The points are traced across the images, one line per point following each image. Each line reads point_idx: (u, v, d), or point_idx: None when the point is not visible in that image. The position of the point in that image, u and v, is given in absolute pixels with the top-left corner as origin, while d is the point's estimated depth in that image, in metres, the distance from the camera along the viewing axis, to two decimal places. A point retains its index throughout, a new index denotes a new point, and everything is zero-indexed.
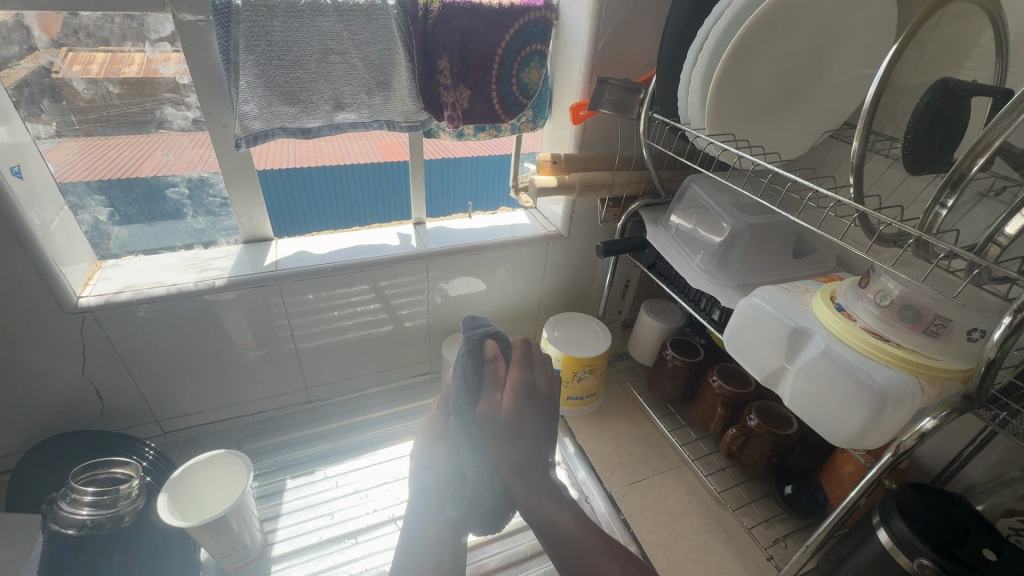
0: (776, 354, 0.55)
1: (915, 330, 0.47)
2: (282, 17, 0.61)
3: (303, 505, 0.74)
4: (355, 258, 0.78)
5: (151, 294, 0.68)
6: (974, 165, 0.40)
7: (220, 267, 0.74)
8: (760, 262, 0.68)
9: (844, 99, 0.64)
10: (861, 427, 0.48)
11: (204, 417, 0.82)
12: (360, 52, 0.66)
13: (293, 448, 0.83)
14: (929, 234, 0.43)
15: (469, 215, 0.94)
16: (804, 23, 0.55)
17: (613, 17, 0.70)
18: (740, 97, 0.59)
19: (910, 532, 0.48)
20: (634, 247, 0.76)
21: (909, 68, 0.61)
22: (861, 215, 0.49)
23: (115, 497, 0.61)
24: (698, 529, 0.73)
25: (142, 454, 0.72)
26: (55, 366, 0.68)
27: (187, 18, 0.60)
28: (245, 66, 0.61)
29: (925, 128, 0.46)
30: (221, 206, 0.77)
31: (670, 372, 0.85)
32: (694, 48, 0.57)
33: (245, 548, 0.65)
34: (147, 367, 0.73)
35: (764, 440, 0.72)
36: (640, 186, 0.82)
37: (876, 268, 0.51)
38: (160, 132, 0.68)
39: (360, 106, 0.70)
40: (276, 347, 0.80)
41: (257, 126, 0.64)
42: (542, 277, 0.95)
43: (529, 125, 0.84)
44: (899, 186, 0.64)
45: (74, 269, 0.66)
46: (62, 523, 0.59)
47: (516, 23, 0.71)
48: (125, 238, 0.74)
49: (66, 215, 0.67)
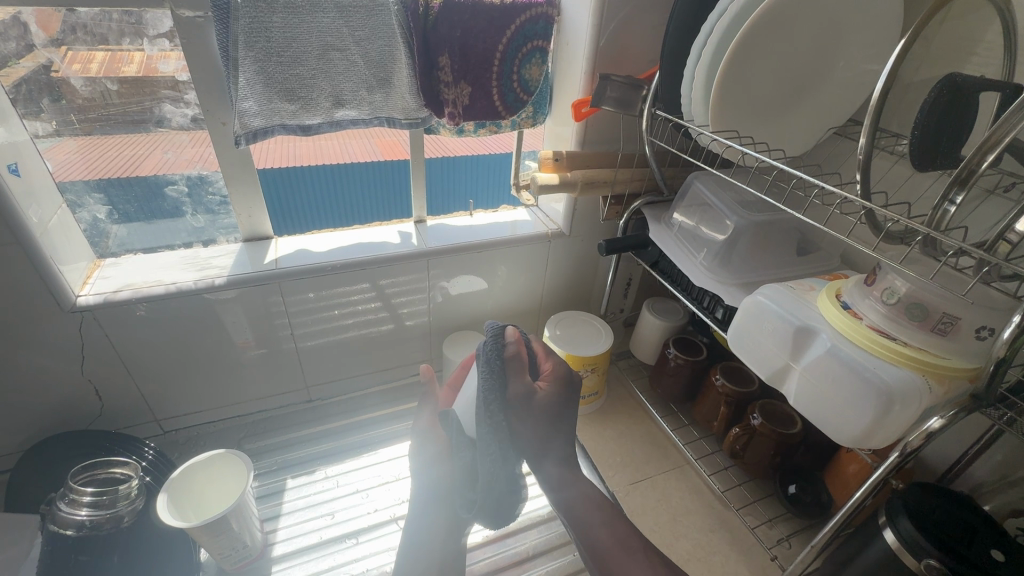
0: (781, 353, 0.54)
1: (922, 328, 0.46)
2: (282, 14, 0.60)
3: (304, 505, 0.74)
4: (356, 257, 0.78)
5: (149, 293, 0.67)
6: (984, 162, 0.39)
7: (220, 266, 0.73)
8: (764, 259, 0.68)
9: (850, 95, 0.63)
10: (867, 427, 0.47)
11: (205, 416, 0.82)
12: (361, 49, 0.66)
13: (293, 447, 0.83)
14: (938, 232, 0.42)
15: (470, 214, 0.94)
16: (810, 18, 0.55)
17: (615, 12, 0.70)
18: (745, 94, 0.59)
19: (917, 532, 0.47)
20: (636, 245, 0.76)
21: (915, 63, 0.60)
22: (868, 212, 0.48)
23: (115, 497, 0.60)
24: (701, 529, 0.73)
25: (142, 454, 0.72)
26: (55, 366, 0.67)
27: (186, 14, 0.59)
28: (244, 63, 0.60)
29: (933, 125, 0.45)
30: (221, 204, 0.76)
31: (673, 371, 0.84)
32: (698, 44, 0.56)
33: (246, 549, 0.64)
34: (146, 366, 0.73)
35: (767, 439, 0.71)
36: (642, 183, 0.80)
37: (883, 265, 0.50)
38: (160, 131, 0.67)
39: (360, 103, 0.69)
40: (276, 346, 0.80)
41: (257, 123, 0.64)
42: (544, 275, 0.95)
43: (530, 122, 0.83)
44: (906, 183, 0.64)
45: (73, 268, 0.66)
46: (61, 523, 0.58)
47: (517, 19, 0.71)
48: (124, 236, 0.74)
49: (65, 214, 0.66)
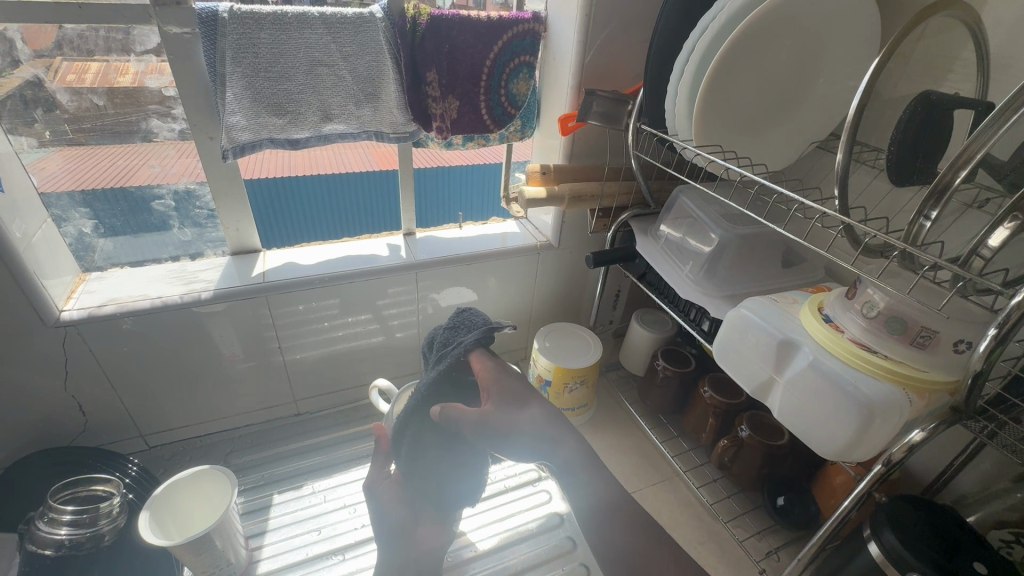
0: (765, 366, 0.54)
1: (902, 341, 0.47)
2: (269, 30, 0.61)
3: (291, 520, 0.73)
4: (344, 269, 0.78)
5: (135, 307, 0.67)
6: (957, 177, 0.40)
7: (206, 280, 0.73)
8: (749, 273, 0.68)
9: (828, 111, 0.64)
10: (849, 440, 0.48)
11: (191, 431, 0.81)
12: (348, 65, 0.66)
13: (280, 462, 0.82)
14: (914, 246, 0.42)
15: (460, 226, 0.93)
16: (788, 38, 0.56)
17: (602, 28, 0.71)
18: (726, 110, 0.59)
19: (901, 545, 0.47)
20: (623, 258, 0.76)
21: (893, 79, 0.62)
22: (847, 227, 0.49)
23: (95, 515, 0.59)
24: (689, 542, 0.73)
25: (125, 471, 0.71)
26: (39, 380, 0.67)
27: (173, 31, 0.59)
28: (232, 78, 0.61)
29: (906, 141, 0.46)
30: (208, 217, 0.77)
31: (662, 382, 0.84)
32: (679, 61, 0.57)
33: (229, 567, 0.63)
34: (133, 380, 0.72)
35: (755, 450, 0.71)
36: (629, 197, 0.81)
37: (862, 278, 0.51)
38: (146, 144, 0.67)
39: (348, 117, 0.69)
40: (265, 359, 0.79)
41: (245, 137, 0.64)
42: (534, 286, 0.95)
43: (518, 135, 0.84)
44: (886, 197, 0.64)
45: (56, 282, 0.65)
46: (39, 543, 0.57)
47: (504, 35, 0.72)
48: (110, 250, 0.74)
49: (49, 228, 0.66)
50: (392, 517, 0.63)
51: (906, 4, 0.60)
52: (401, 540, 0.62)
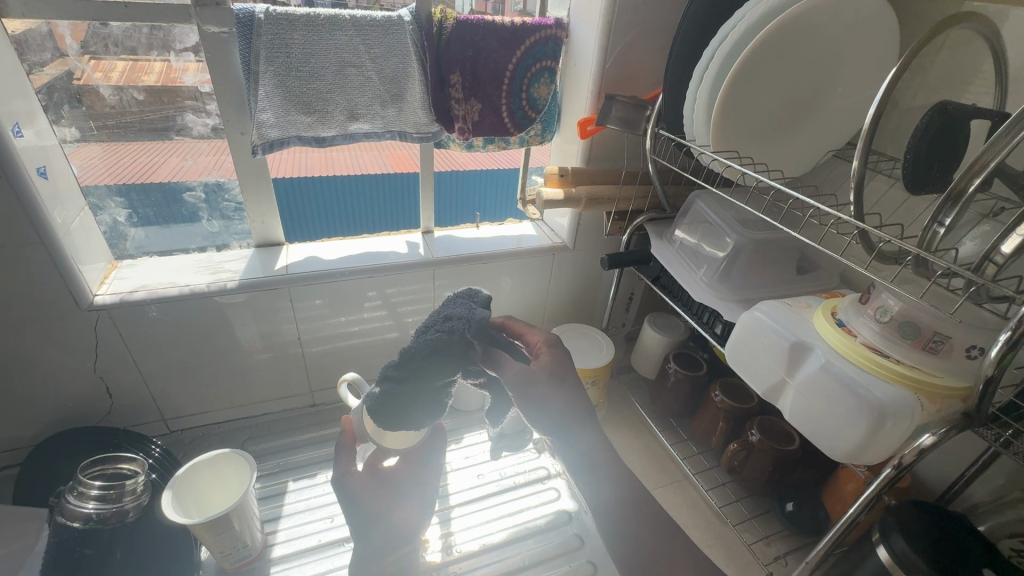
0: (777, 368, 0.55)
1: (915, 346, 0.48)
2: (302, 31, 0.63)
3: (305, 507, 0.75)
4: (363, 264, 0.80)
5: (164, 294, 0.69)
6: (971, 185, 0.41)
7: (231, 269, 0.75)
8: (763, 278, 0.69)
9: (845, 121, 0.65)
10: (861, 441, 0.48)
11: (211, 417, 0.84)
12: (376, 66, 0.68)
13: (297, 451, 0.84)
14: (927, 252, 0.43)
15: (477, 226, 0.96)
16: (806, 47, 0.57)
17: (622, 36, 0.73)
18: (744, 116, 0.60)
19: (911, 550, 0.47)
20: (638, 260, 0.77)
21: (911, 90, 0.62)
22: (862, 232, 0.50)
23: (120, 492, 0.61)
24: (696, 544, 0.73)
25: (149, 451, 0.73)
26: (70, 362, 0.69)
27: (212, 29, 0.62)
28: (265, 77, 0.64)
29: (920, 151, 0.48)
30: (236, 210, 0.79)
31: (673, 386, 0.85)
32: (699, 68, 0.59)
33: (246, 548, 0.65)
34: (156, 364, 0.74)
35: (765, 455, 0.71)
36: (645, 200, 0.82)
37: (876, 284, 0.51)
38: (181, 139, 0.70)
39: (373, 117, 0.71)
40: (283, 350, 0.82)
41: (274, 134, 0.66)
42: (548, 287, 0.96)
43: (537, 139, 0.85)
44: (901, 206, 0.66)
45: (91, 268, 0.68)
46: (67, 515, 0.59)
47: (528, 39, 0.74)
48: (141, 239, 0.77)
49: (87, 216, 0.69)
50: (368, 502, 0.59)
51: (925, 15, 0.61)
52: (380, 525, 0.58)
